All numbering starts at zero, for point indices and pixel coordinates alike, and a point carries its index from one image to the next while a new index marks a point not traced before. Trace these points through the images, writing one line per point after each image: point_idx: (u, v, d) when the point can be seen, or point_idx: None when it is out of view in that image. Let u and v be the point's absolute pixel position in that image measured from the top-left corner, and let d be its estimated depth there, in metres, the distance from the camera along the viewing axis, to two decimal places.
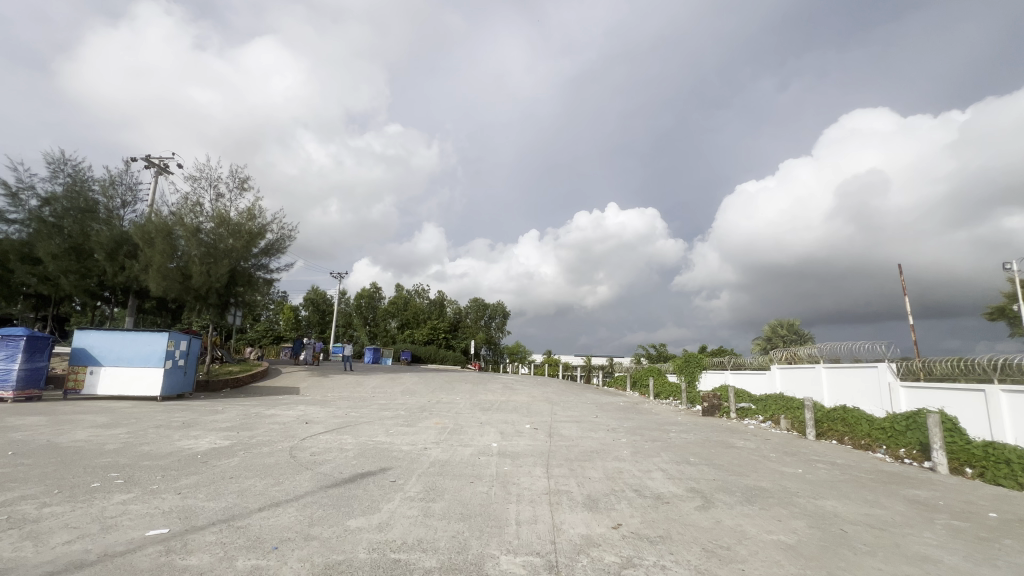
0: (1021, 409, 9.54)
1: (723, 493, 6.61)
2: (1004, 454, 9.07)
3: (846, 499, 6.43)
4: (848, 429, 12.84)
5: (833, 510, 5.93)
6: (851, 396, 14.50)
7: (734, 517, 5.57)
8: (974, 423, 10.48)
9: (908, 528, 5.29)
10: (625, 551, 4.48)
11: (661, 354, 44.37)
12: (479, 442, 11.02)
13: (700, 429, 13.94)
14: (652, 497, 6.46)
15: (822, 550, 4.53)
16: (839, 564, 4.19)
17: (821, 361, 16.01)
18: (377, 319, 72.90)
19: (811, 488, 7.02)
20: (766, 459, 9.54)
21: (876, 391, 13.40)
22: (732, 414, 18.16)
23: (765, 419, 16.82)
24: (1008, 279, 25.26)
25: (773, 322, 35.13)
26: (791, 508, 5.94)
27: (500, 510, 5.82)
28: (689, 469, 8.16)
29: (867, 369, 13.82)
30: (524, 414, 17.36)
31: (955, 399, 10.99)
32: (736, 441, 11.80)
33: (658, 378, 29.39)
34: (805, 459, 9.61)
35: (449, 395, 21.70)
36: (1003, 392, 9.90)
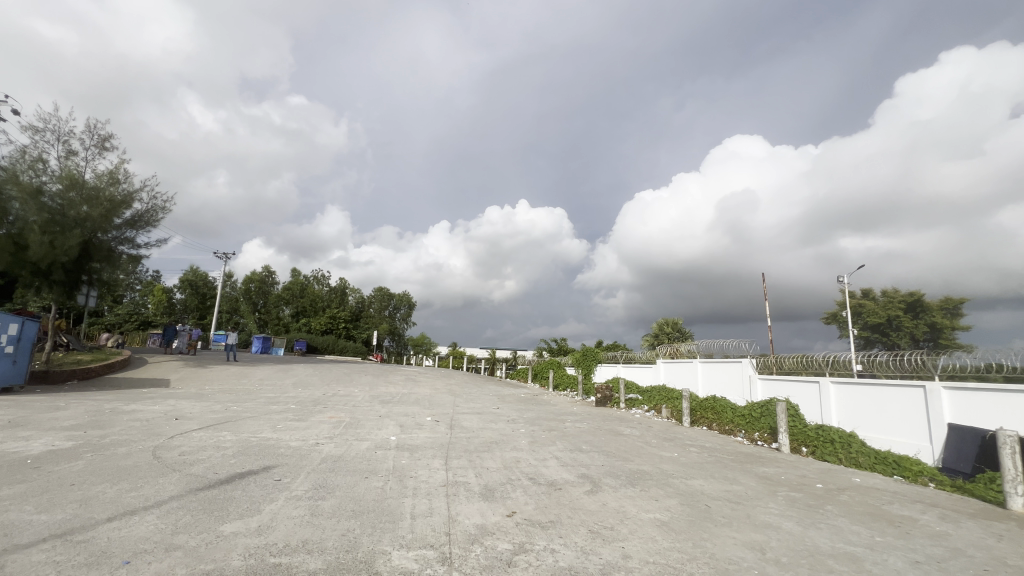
0: (844, 396, 11.55)
1: (610, 477, 7.11)
2: (829, 434, 10.95)
3: (711, 478, 7.28)
4: (716, 417, 14.60)
5: (699, 488, 6.69)
6: (719, 387, 16.45)
7: (618, 499, 6.02)
8: (810, 409, 12.47)
9: (757, 500, 6.14)
10: (517, 538, 4.62)
11: (562, 348, 46.54)
12: (377, 436, 10.67)
13: (593, 419, 14.89)
14: (546, 484, 6.75)
15: (689, 524, 5.08)
16: (703, 535, 4.72)
17: (698, 356, 17.95)
18: (269, 306, 66.98)
19: (683, 470, 7.84)
20: (648, 445, 10.46)
21: (739, 383, 15.35)
22: (621, 404, 19.67)
23: (649, 408, 18.48)
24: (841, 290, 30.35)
25: (660, 320, 38.54)
26: (666, 489, 6.58)
27: (395, 505, 5.68)
28: (581, 457, 8.66)
29: (733, 363, 15.77)
30: (426, 406, 17.15)
31: (798, 390, 12.98)
32: (624, 429, 12.77)
33: (557, 371, 30.78)
34: (680, 443, 10.72)
35: (347, 387, 20.69)
36: (832, 382, 11.88)
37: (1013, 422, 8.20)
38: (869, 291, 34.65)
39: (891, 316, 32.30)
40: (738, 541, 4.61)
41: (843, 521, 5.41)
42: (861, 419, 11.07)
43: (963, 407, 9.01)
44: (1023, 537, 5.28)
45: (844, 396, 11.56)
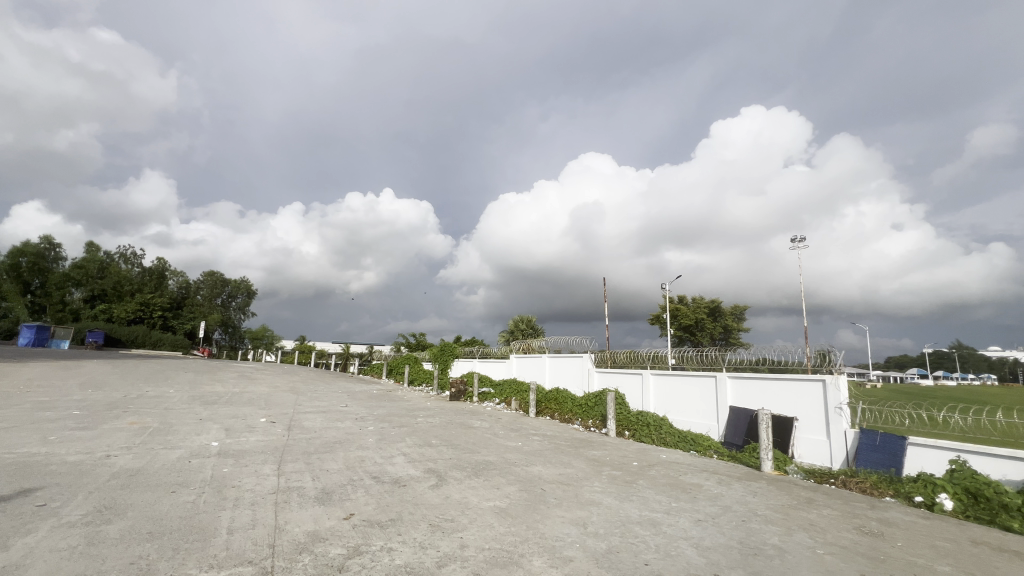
0: (659, 386, 13.58)
1: (456, 470, 7.23)
2: (646, 418, 12.76)
3: (548, 464, 7.91)
4: (558, 407, 15.97)
5: (538, 473, 7.20)
6: (562, 379, 17.97)
7: (461, 490, 6.16)
8: (633, 397, 14.37)
9: (585, 480, 6.84)
10: (353, 541, 4.40)
11: (421, 343, 45.95)
12: (193, 442, 9.19)
13: (445, 413, 15.00)
14: (390, 482, 6.57)
15: (525, 508, 5.42)
16: (535, 517, 5.09)
17: (546, 352, 19.33)
18: (48, 287, 52.93)
19: (525, 457, 8.37)
20: (495, 436, 10.91)
21: (580, 375, 16.96)
22: (474, 398, 20.24)
23: (500, 401, 19.39)
24: (665, 296, 35.61)
25: (516, 318, 40.60)
26: (508, 476, 6.95)
27: (208, 521, 4.94)
28: (429, 451, 8.65)
29: (575, 358, 17.35)
30: (260, 406, 15.35)
31: (625, 381, 14.86)
32: (475, 422, 13.12)
33: (414, 365, 30.30)
34: (524, 433, 11.41)
35: (158, 387, 17.43)
36: (652, 373, 13.88)
37: (770, 402, 10.54)
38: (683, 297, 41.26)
39: (698, 318, 38.80)
40: (565, 519, 5.07)
41: (649, 492, 6.34)
42: (670, 404, 13.12)
43: (740, 392, 11.28)
44: (768, 492, 6.84)
45: (659, 385, 13.59)
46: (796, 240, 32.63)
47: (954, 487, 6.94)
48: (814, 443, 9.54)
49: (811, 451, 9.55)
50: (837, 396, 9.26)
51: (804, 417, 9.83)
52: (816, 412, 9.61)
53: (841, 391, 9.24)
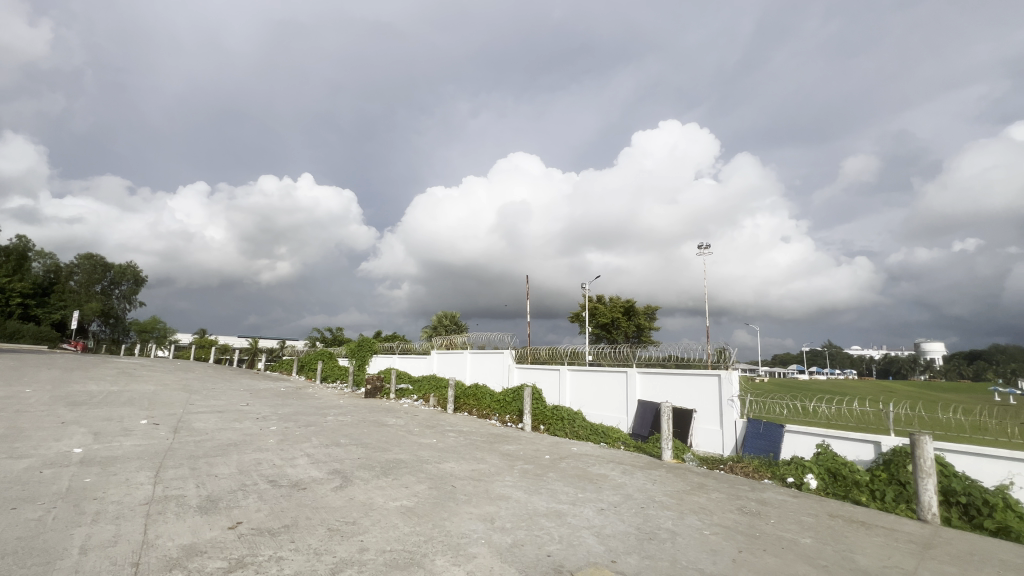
0: (575, 381, 14.04)
1: (363, 470, 6.90)
2: (560, 412, 13.12)
3: (461, 460, 7.83)
4: (477, 403, 15.95)
5: (449, 470, 7.10)
6: (483, 376, 17.96)
7: (367, 491, 5.87)
8: (551, 392, 14.74)
9: (496, 475, 6.85)
10: (237, 552, 4.00)
11: (338, 339, 43.72)
12: (49, 450, 7.89)
13: (358, 411, 14.34)
14: (289, 485, 6.11)
15: (432, 506, 5.29)
16: (442, 515, 4.98)
17: (467, 348, 19.21)
18: None
19: (438, 454, 8.23)
20: (410, 433, 10.60)
21: (500, 371, 17.06)
22: (391, 395, 19.61)
23: (418, 398, 18.98)
24: (584, 295, 37.04)
25: (439, 313, 39.97)
26: (418, 474, 6.76)
27: (54, 541, 4.22)
28: (337, 451, 8.19)
29: (496, 354, 17.41)
30: (142, 406, 13.62)
31: (544, 376, 15.19)
32: (389, 420, 12.68)
33: (328, 361, 28.74)
34: (440, 430, 11.22)
35: (9, 386, 14.83)
36: (569, 369, 14.31)
37: (674, 395, 11.29)
38: (602, 297, 43.14)
39: (614, 317, 40.85)
40: (473, 515, 5.02)
41: (558, 484, 6.49)
42: (585, 398, 13.62)
43: (647, 387, 11.99)
44: (666, 479, 7.31)
45: (575, 380, 14.04)
46: (701, 247, 35.38)
47: (819, 467, 7.92)
48: (709, 433, 10.37)
49: (707, 440, 10.38)
50: (730, 388, 10.16)
51: (702, 409, 10.67)
52: (712, 404, 10.46)
53: (733, 383, 10.14)
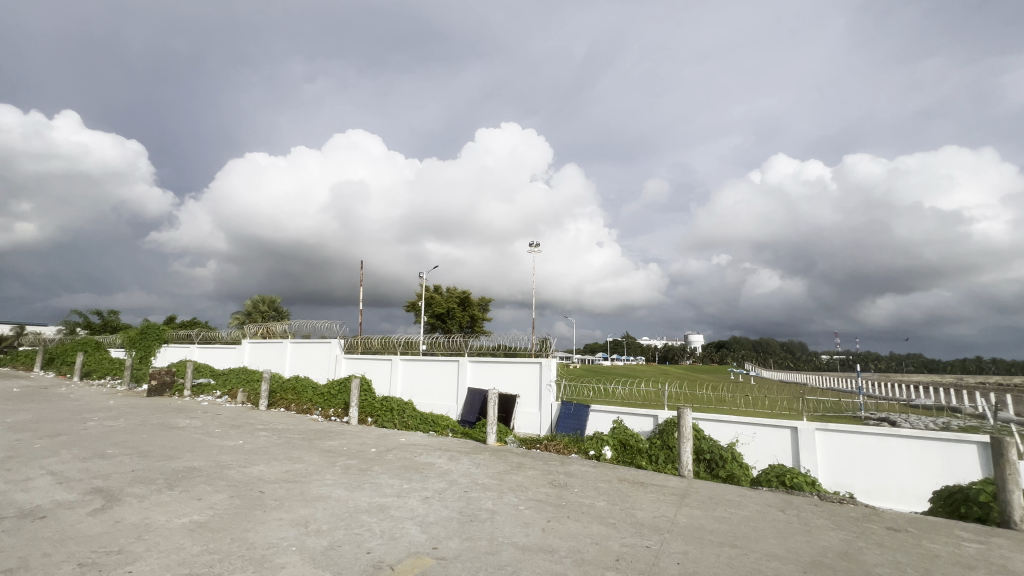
0: (407, 371, 13.83)
1: (137, 485, 5.65)
2: (390, 403, 12.75)
3: (272, 462, 7.01)
4: (296, 397, 14.49)
5: (258, 474, 6.30)
6: (305, 367, 16.41)
7: (142, 510, 4.84)
8: (381, 383, 14.28)
9: (314, 475, 6.32)
10: None
11: (109, 325, 34.97)
12: None
13: (135, 413, 11.70)
14: (18, 515, 4.66)
15: (232, 518, 4.62)
16: (244, 526, 4.39)
17: (288, 337, 17.31)
18: None
19: (244, 457, 7.23)
20: (208, 435, 9.09)
21: (325, 362, 15.81)
22: (185, 392, 16.53)
23: (222, 394, 16.43)
24: (422, 285, 36.81)
25: (255, 297, 35.14)
26: (217, 482, 5.84)
27: None
28: (100, 465, 6.55)
29: (321, 344, 16.06)
30: None
31: (375, 367, 14.61)
32: (179, 421, 10.67)
33: (93, 353, 22.80)
34: (249, 429, 9.88)
35: None
36: (402, 359, 14.02)
37: (500, 382, 12.00)
38: (439, 287, 43.39)
39: (450, 307, 41.52)
40: (283, 521, 4.54)
41: (383, 477, 6.31)
42: (416, 388, 13.53)
43: (477, 375, 12.49)
44: (488, 462, 7.72)
45: (407, 370, 13.83)
46: (533, 245, 38.30)
47: (613, 439, 9.36)
48: (529, 416, 11.31)
49: (527, 423, 11.31)
50: (548, 374, 11.24)
51: (524, 394, 11.56)
52: (533, 389, 11.43)
53: (551, 370, 11.23)
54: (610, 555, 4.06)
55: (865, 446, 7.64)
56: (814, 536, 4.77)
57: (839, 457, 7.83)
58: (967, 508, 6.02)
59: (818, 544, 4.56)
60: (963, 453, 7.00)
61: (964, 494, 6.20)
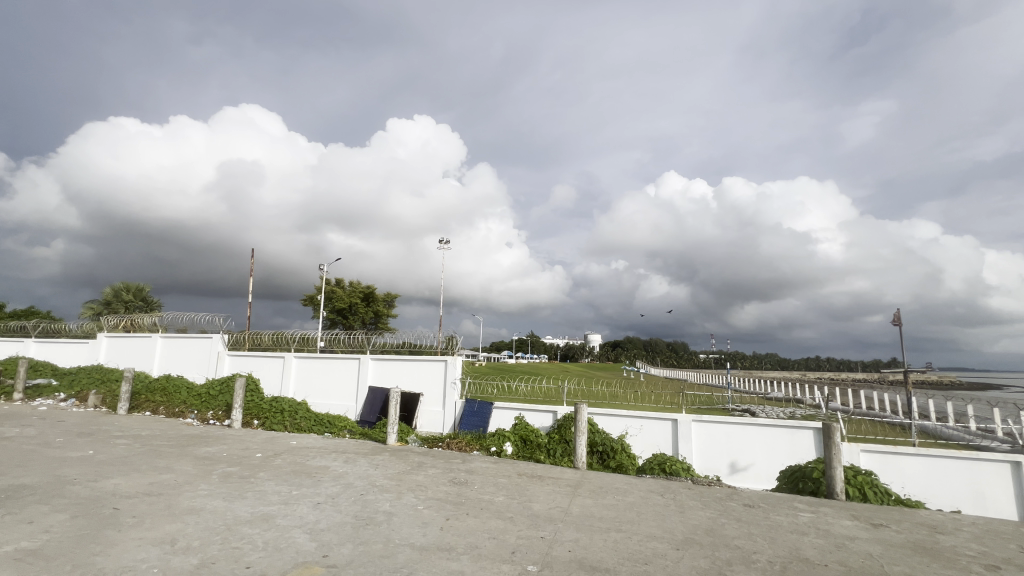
0: (301, 369, 12.90)
1: None
2: (280, 404, 11.73)
3: (132, 473, 6.13)
4: (166, 400, 12.79)
5: (112, 488, 5.47)
6: (178, 365, 14.57)
7: None
8: (271, 383, 13.18)
9: (185, 486, 5.63)
10: None
11: None
12: None
13: None
14: None
15: (76, 542, 3.96)
16: (92, 551, 3.79)
17: (158, 331, 15.24)
18: None
19: (95, 470, 6.22)
20: (46, 446, 7.67)
21: (204, 359, 14.19)
22: (16, 395, 13.79)
23: (68, 397, 13.97)
24: (324, 278, 34.71)
25: (116, 285, 30.37)
26: (56, 501, 4.96)
27: None
28: None
29: (200, 339, 14.37)
30: None
31: (264, 365, 13.43)
32: (5, 430, 8.86)
33: None
34: (102, 437, 8.52)
35: None
36: (296, 356, 13.04)
37: (403, 381, 11.71)
38: (342, 280, 41.17)
39: (353, 302, 39.54)
40: (144, 541, 4.00)
41: (268, 485, 5.82)
42: (311, 388, 12.69)
43: (379, 373, 12.05)
44: (388, 463, 7.49)
45: (302, 368, 12.90)
46: (442, 241, 37.77)
47: (514, 435, 9.64)
48: (432, 414, 11.19)
49: (430, 421, 11.17)
50: (453, 372, 11.19)
51: (427, 392, 11.40)
52: (437, 387, 11.32)
53: (456, 368, 11.22)
54: (506, 548, 4.16)
55: (731, 433, 8.71)
56: (687, 516, 5.33)
57: (710, 444, 8.83)
58: (804, 484, 7.16)
59: (689, 523, 5.10)
60: (803, 436, 8.31)
61: (803, 472, 7.37)
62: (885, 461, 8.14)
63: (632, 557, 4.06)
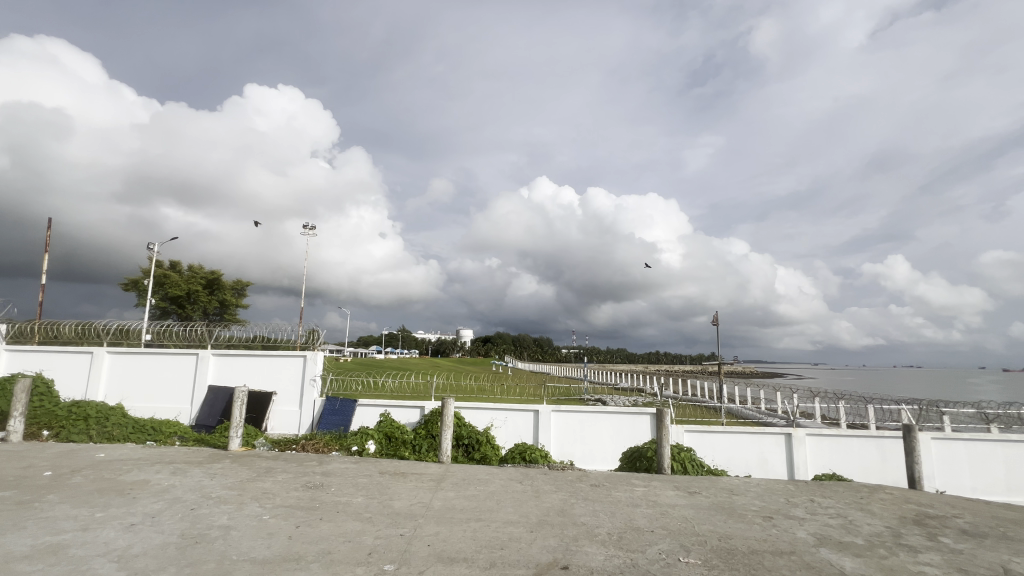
0: (117, 367, 10.77)
1: None
2: (84, 410, 9.61)
3: None
4: None
5: None
6: None
7: None
8: (72, 384, 10.76)
9: None
10: None
11: None
12: None
13: None
14: None
15: None
16: None
17: None
18: None
19: None
20: None
21: None
22: None
23: None
24: (152, 259, 29.40)
25: None
26: None
27: None
28: None
29: None
30: None
31: (61, 362, 10.88)
32: None
33: None
34: None
35: None
36: (109, 352, 10.84)
37: (253, 378, 10.51)
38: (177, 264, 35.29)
39: (190, 290, 34.10)
40: None
41: (60, 509, 4.72)
42: (130, 389, 10.68)
43: (223, 371, 10.64)
44: (228, 471, 6.65)
45: (117, 366, 10.77)
46: (306, 226, 34.58)
47: (379, 433, 9.28)
48: (287, 414, 10.25)
49: (284, 422, 10.22)
50: (313, 368, 10.38)
51: (281, 390, 10.41)
52: (293, 384, 10.38)
53: (317, 364, 10.41)
54: (362, 550, 4.00)
55: (584, 421, 9.56)
56: (542, 500, 5.72)
57: (566, 432, 9.59)
58: (640, 462, 8.22)
59: (543, 506, 5.48)
60: (642, 421, 9.51)
61: (640, 452, 8.43)
62: (702, 439, 9.71)
63: (489, 544, 4.22)
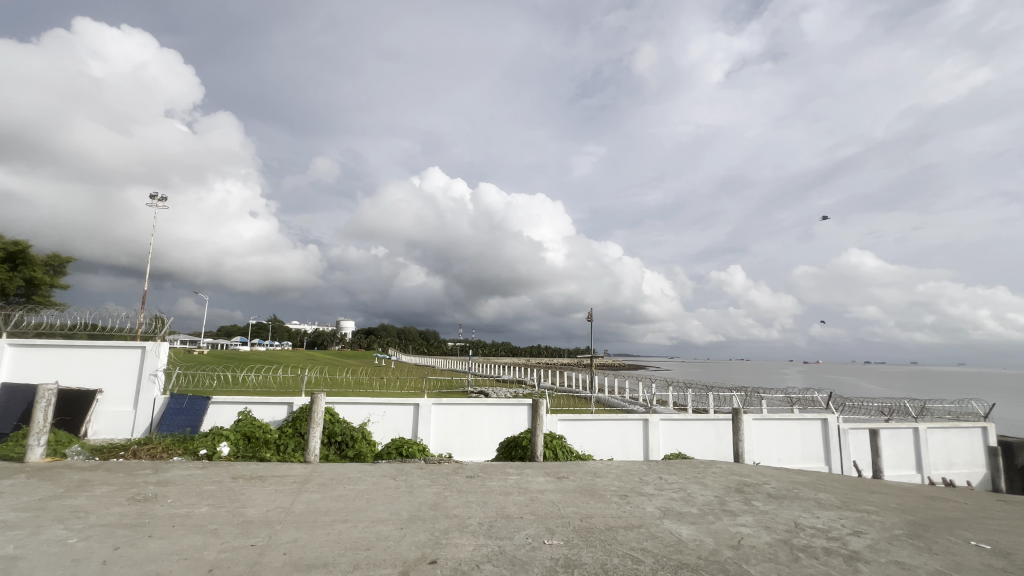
0: None
1: None
2: None
3: None
4: None
5: None
6: None
7: None
8: None
9: None
10: None
11: None
12: None
13: None
14: None
15: None
16: None
17: None
18: None
19: None
20: None
21: None
22: None
23: None
24: None
25: None
26: None
27: None
28: None
29: None
30: None
31: None
32: None
33: None
34: None
35: None
36: None
37: (69, 374, 8.68)
38: None
39: None
40: None
41: None
42: None
43: (26, 365, 8.62)
44: (22, 487, 5.38)
45: None
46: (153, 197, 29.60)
47: (235, 433, 8.29)
48: (116, 416, 8.66)
49: (112, 426, 8.65)
50: (154, 362, 8.90)
51: (110, 388, 8.75)
52: (126, 380, 8.80)
53: (160, 357, 8.94)
54: (200, 568, 3.52)
55: (464, 414, 9.62)
56: (415, 495, 5.61)
57: (445, 425, 9.54)
58: (516, 451, 8.52)
59: (416, 501, 5.37)
60: (520, 412, 9.84)
61: (516, 441, 8.73)
62: (573, 427, 10.38)
63: (353, 546, 4.00)
